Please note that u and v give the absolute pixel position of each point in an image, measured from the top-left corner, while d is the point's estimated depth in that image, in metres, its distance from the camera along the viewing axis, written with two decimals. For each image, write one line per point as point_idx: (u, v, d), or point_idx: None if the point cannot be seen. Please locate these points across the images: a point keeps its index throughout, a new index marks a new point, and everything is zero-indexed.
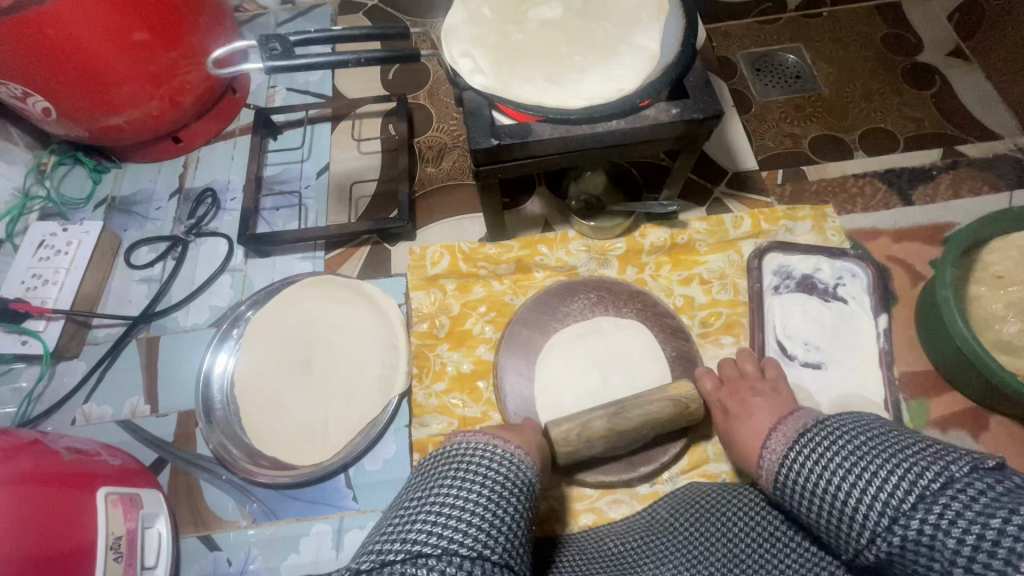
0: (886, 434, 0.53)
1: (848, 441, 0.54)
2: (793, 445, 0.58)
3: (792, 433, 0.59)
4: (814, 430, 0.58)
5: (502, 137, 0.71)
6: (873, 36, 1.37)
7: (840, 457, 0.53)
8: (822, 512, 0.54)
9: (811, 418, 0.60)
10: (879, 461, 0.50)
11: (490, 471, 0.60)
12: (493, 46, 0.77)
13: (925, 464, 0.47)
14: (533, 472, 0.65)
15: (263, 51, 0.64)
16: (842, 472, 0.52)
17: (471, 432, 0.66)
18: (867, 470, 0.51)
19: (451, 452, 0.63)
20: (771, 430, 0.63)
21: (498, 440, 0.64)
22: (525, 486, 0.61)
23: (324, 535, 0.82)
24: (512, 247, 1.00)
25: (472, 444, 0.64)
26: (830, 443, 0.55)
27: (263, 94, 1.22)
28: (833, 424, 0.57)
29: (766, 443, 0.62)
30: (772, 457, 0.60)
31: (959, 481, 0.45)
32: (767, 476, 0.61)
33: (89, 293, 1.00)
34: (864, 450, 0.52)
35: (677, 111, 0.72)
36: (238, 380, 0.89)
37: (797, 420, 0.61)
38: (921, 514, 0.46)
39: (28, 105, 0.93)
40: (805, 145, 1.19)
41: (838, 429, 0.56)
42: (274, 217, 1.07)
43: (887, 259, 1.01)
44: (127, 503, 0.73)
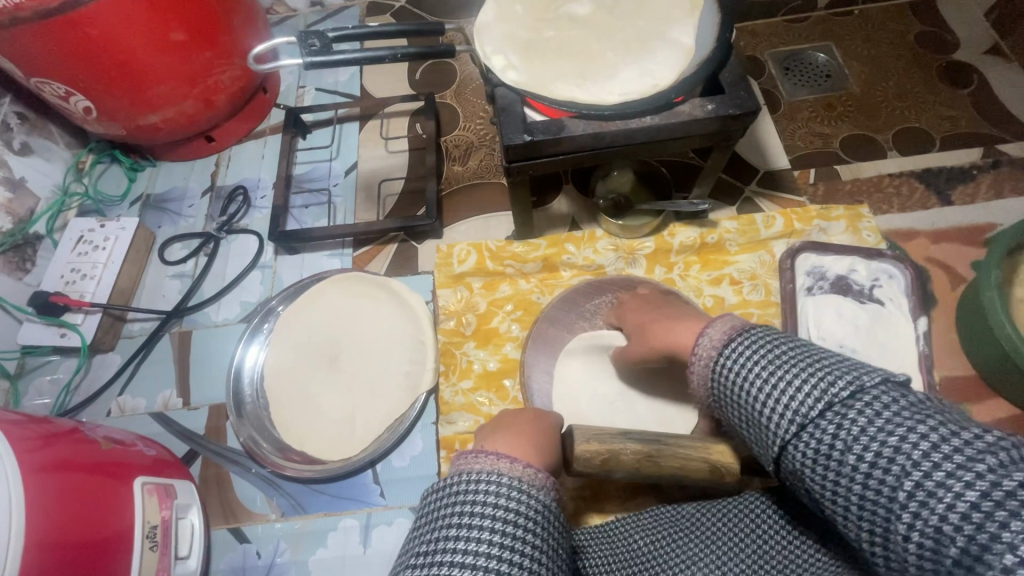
0: (812, 347, 0.50)
1: (766, 348, 0.51)
2: (718, 351, 0.55)
3: (717, 336, 0.56)
4: (739, 338, 0.54)
5: (535, 132, 0.70)
6: (907, 34, 1.34)
7: (761, 368, 0.50)
8: (741, 414, 0.52)
9: (736, 322, 0.56)
10: (793, 371, 0.48)
11: (524, 496, 0.50)
12: (525, 43, 0.77)
13: (839, 373, 0.46)
14: (548, 484, 0.53)
15: (302, 46, 0.64)
16: (760, 380, 0.50)
17: (477, 452, 0.54)
18: (786, 379, 0.48)
19: (453, 491, 0.51)
20: (701, 329, 0.59)
21: (509, 467, 0.52)
22: (543, 515, 0.51)
23: (352, 530, 0.82)
24: (540, 246, 1.00)
25: (477, 476, 0.51)
26: (753, 351, 0.52)
27: (292, 94, 1.24)
28: (757, 330, 0.54)
29: (699, 338, 0.58)
30: (698, 357, 0.57)
31: (867, 392, 0.44)
32: (698, 380, 0.57)
33: (125, 287, 1.02)
34: (783, 356, 0.50)
35: (712, 106, 0.71)
36: (269, 373, 0.90)
37: (728, 322, 0.57)
38: (827, 423, 0.44)
39: (70, 105, 0.95)
40: (837, 145, 1.16)
41: (764, 337, 0.53)
42: (303, 215, 1.08)
43: (925, 261, 0.98)
44: (162, 492, 0.75)
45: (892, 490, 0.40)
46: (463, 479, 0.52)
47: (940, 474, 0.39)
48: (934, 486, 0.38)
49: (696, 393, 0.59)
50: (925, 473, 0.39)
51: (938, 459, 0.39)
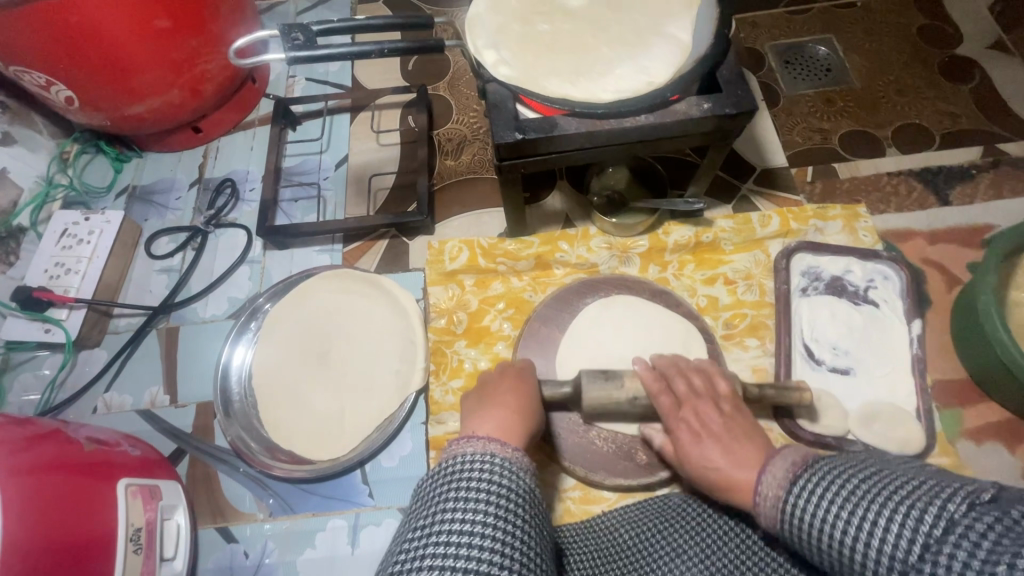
0: (882, 476, 0.50)
1: (840, 483, 0.51)
2: (790, 491, 0.54)
3: (783, 477, 0.55)
4: (806, 474, 0.53)
5: (527, 131, 0.69)
6: (909, 28, 1.32)
7: (840, 508, 0.49)
8: (832, 563, 0.50)
9: (799, 459, 0.56)
10: (875, 508, 0.47)
11: (507, 474, 0.59)
12: (517, 37, 0.75)
13: (923, 508, 0.44)
14: (522, 457, 0.62)
15: (285, 40, 0.62)
16: (844, 524, 0.48)
17: (468, 437, 0.63)
18: (870, 520, 0.47)
19: (447, 471, 0.60)
20: (761, 471, 0.58)
21: (491, 449, 0.61)
22: (522, 488, 0.59)
23: (340, 531, 0.82)
24: (532, 243, 0.98)
25: (468, 457, 0.60)
26: (826, 489, 0.51)
27: (282, 84, 1.21)
28: (822, 466, 0.53)
29: (759, 490, 0.57)
30: (768, 499, 0.56)
31: (958, 523, 0.42)
32: (770, 522, 0.56)
33: (110, 282, 1.00)
34: (857, 495, 0.49)
35: (709, 105, 0.69)
36: (256, 373, 0.89)
37: (787, 459, 0.57)
38: (928, 565, 0.42)
39: (51, 94, 0.92)
40: (835, 141, 1.14)
41: (829, 472, 0.52)
42: (292, 209, 1.06)
43: (922, 262, 0.97)
44: (147, 494, 0.74)
45: None
46: (457, 462, 0.60)
47: None
48: None
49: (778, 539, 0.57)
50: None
51: None
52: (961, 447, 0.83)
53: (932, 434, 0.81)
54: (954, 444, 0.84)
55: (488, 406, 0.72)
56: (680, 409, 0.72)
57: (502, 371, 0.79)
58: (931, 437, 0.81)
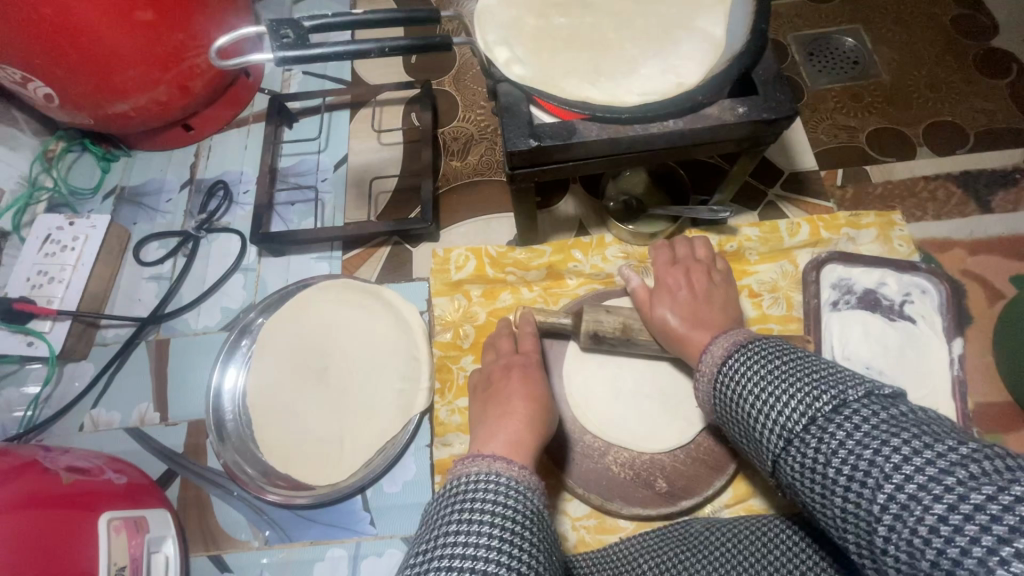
0: (808, 359, 0.51)
1: (766, 359, 0.52)
2: (718, 368, 0.56)
3: (722, 352, 0.57)
4: (738, 352, 0.55)
5: (543, 137, 0.62)
6: (943, 18, 1.23)
7: (755, 379, 0.52)
8: (738, 426, 0.54)
9: (744, 336, 0.57)
10: (788, 383, 0.49)
11: (521, 500, 0.53)
12: (532, 32, 0.68)
13: (824, 387, 0.47)
14: (537, 487, 0.56)
15: (272, 38, 0.55)
16: (755, 394, 0.51)
17: (475, 457, 0.57)
18: (773, 393, 0.50)
19: (452, 493, 0.54)
20: (708, 344, 0.60)
21: (502, 471, 0.55)
22: (536, 517, 0.53)
23: (340, 561, 0.77)
24: (544, 252, 0.92)
25: (476, 476, 0.54)
26: (750, 363, 0.53)
27: (277, 79, 1.15)
28: (756, 345, 0.55)
29: (703, 352, 0.60)
30: (703, 370, 0.59)
31: (850, 406, 0.45)
32: (702, 394, 0.59)
33: (97, 291, 0.94)
34: (777, 372, 0.51)
35: (744, 110, 0.62)
36: (251, 392, 0.84)
37: (730, 337, 0.58)
38: (811, 437, 0.46)
39: (29, 90, 0.86)
40: (863, 139, 1.07)
41: (761, 350, 0.54)
42: (289, 213, 1.00)
43: (961, 274, 0.91)
44: (132, 527, 0.69)
45: (867, 500, 0.41)
46: (464, 482, 0.54)
47: (912, 486, 0.39)
48: (906, 496, 0.39)
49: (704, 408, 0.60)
50: (900, 479, 0.40)
51: (912, 469, 0.40)
52: None
53: None
54: None
55: (496, 415, 0.67)
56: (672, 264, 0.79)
57: (507, 368, 0.75)
58: None
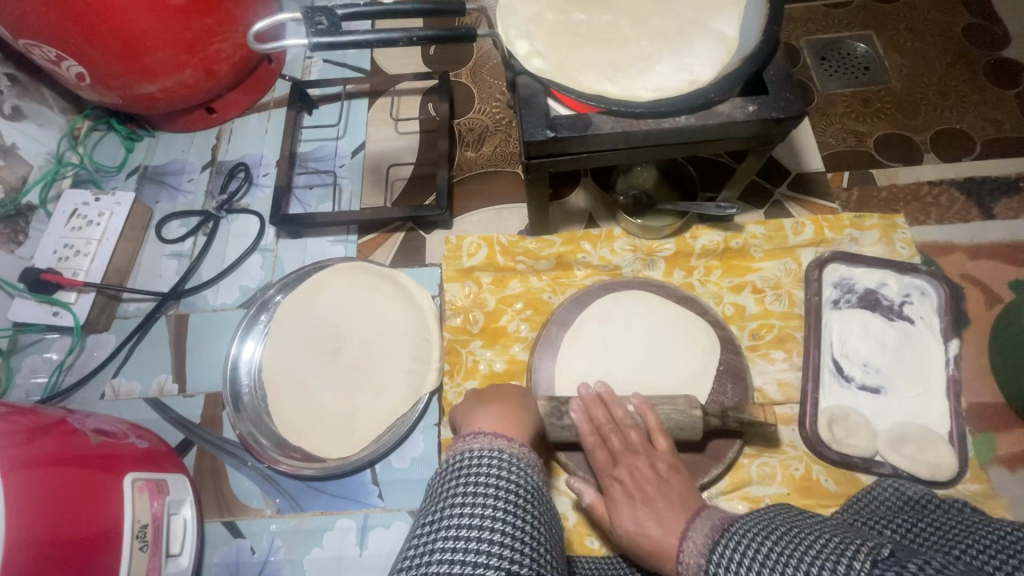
0: (800, 537, 0.50)
1: (756, 547, 0.51)
2: (706, 558, 0.54)
3: (702, 542, 0.56)
4: (722, 539, 0.54)
5: (559, 128, 0.64)
6: (954, 26, 1.25)
7: (752, 568, 0.50)
8: None
9: (716, 522, 0.57)
10: (788, 566, 0.47)
11: (522, 475, 0.56)
12: (552, 27, 0.71)
13: (820, 557, 0.46)
14: (535, 463, 0.60)
15: (308, 25, 0.58)
16: None
17: (476, 434, 0.61)
18: (779, 567, 0.48)
19: (454, 465, 0.58)
20: (683, 532, 0.59)
21: (501, 446, 0.58)
22: (534, 491, 0.57)
23: (348, 531, 0.80)
24: (554, 243, 0.95)
25: (478, 451, 0.58)
26: (740, 550, 0.52)
27: (299, 66, 1.18)
28: (735, 529, 0.54)
29: (682, 545, 0.58)
30: (687, 564, 0.56)
31: (855, 575, 0.43)
32: None
33: (120, 265, 0.98)
34: (771, 552, 0.50)
35: (754, 108, 0.65)
36: (267, 367, 0.87)
37: (708, 522, 0.58)
38: None
39: (62, 70, 0.89)
40: (870, 145, 1.09)
41: (742, 533, 0.53)
42: (307, 197, 1.03)
43: (961, 278, 0.94)
44: (154, 488, 0.72)
45: None
46: (467, 457, 0.57)
47: None
48: None
49: None
50: None
51: None
52: (994, 473, 0.80)
53: (965, 458, 0.78)
54: (987, 470, 0.80)
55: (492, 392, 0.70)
56: (615, 465, 0.68)
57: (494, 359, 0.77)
58: (964, 462, 0.78)
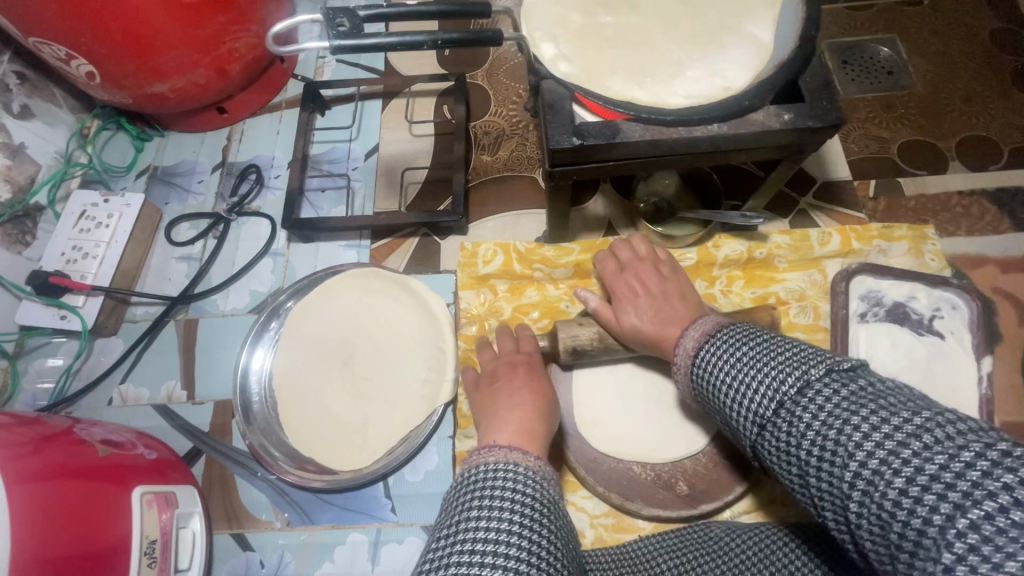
0: (780, 341, 0.52)
1: (737, 348, 0.54)
2: (691, 355, 0.58)
3: (693, 342, 0.58)
4: (710, 340, 0.57)
5: (586, 136, 0.62)
6: (981, 31, 1.21)
7: (729, 364, 0.53)
8: (715, 411, 0.56)
9: (716, 323, 0.59)
10: (757, 365, 0.51)
11: (536, 487, 0.54)
12: (579, 31, 0.68)
13: (794, 369, 0.48)
14: (545, 470, 0.56)
15: (328, 27, 0.55)
16: (729, 377, 0.53)
17: (489, 447, 0.58)
18: (752, 373, 0.51)
19: (469, 479, 0.55)
20: (683, 330, 0.61)
21: (515, 459, 0.56)
22: (551, 502, 0.53)
23: (360, 546, 0.78)
24: (572, 251, 0.92)
25: (491, 465, 0.55)
26: (724, 349, 0.55)
27: (311, 66, 1.15)
28: (727, 330, 0.57)
29: (680, 341, 0.61)
30: (680, 365, 0.60)
31: (813, 386, 0.46)
32: (678, 378, 0.61)
33: (128, 268, 0.96)
34: (746, 355, 0.53)
35: (789, 117, 0.62)
36: (277, 375, 0.85)
37: (702, 326, 0.59)
38: (781, 422, 0.47)
39: (72, 68, 0.87)
40: (895, 151, 1.06)
41: (734, 335, 0.55)
42: (318, 200, 1.01)
43: (993, 292, 0.91)
44: (163, 501, 0.70)
45: (835, 476, 0.43)
46: (480, 471, 0.55)
47: (877, 457, 0.41)
48: (874, 467, 0.40)
49: (683, 394, 0.61)
50: (863, 457, 0.41)
51: (876, 442, 0.41)
52: None
53: None
54: None
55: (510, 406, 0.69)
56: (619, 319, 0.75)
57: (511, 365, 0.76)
58: None
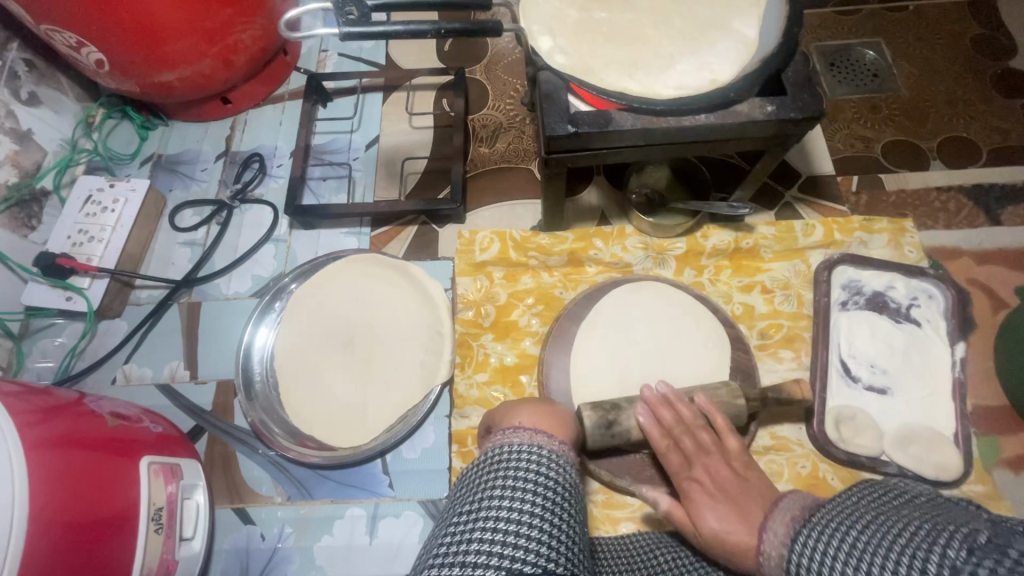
0: (893, 525, 0.45)
1: (843, 535, 0.46)
2: (789, 547, 0.50)
3: (784, 534, 0.52)
4: (805, 530, 0.50)
5: (580, 123, 0.65)
6: (962, 36, 1.26)
7: (839, 551, 0.46)
8: None
9: (801, 509, 0.53)
10: (878, 552, 0.43)
11: (560, 473, 0.56)
12: (574, 25, 0.71)
13: (920, 555, 0.41)
14: (572, 462, 0.60)
15: (337, 15, 0.58)
16: (847, 568, 0.44)
17: (516, 428, 0.61)
18: (869, 564, 0.43)
19: (494, 460, 0.57)
20: (762, 521, 0.56)
21: (539, 445, 0.58)
22: (570, 488, 0.56)
23: (358, 519, 0.81)
24: (566, 239, 0.96)
25: (517, 449, 0.58)
26: (826, 536, 0.48)
27: (314, 59, 1.18)
28: (819, 517, 0.50)
29: (762, 539, 0.54)
30: (771, 557, 0.52)
31: (957, 565, 0.38)
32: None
33: (133, 252, 0.98)
34: (858, 542, 0.45)
35: (772, 108, 0.65)
36: (279, 354, 0.87)
37: (787, 512, 0.54)
38: None
39: (82, 56, 0.89)
40: (878, 150, 1.10)
41: (827, 522, 0.49)
42: (320, 188, 1.04)
43: (968, 283, 0.95)
44: (168, 473, 0.73)
45: None
46: (507, 454, 0.57)
47: None
48: None
49: None
50: None
51: None
52: (998, 476, 0.81)
53: (970, 460, 0.79)
54: (991, 472, 0.82)
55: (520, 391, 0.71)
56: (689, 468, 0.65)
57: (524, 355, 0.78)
58: (970, 463, 0.79)
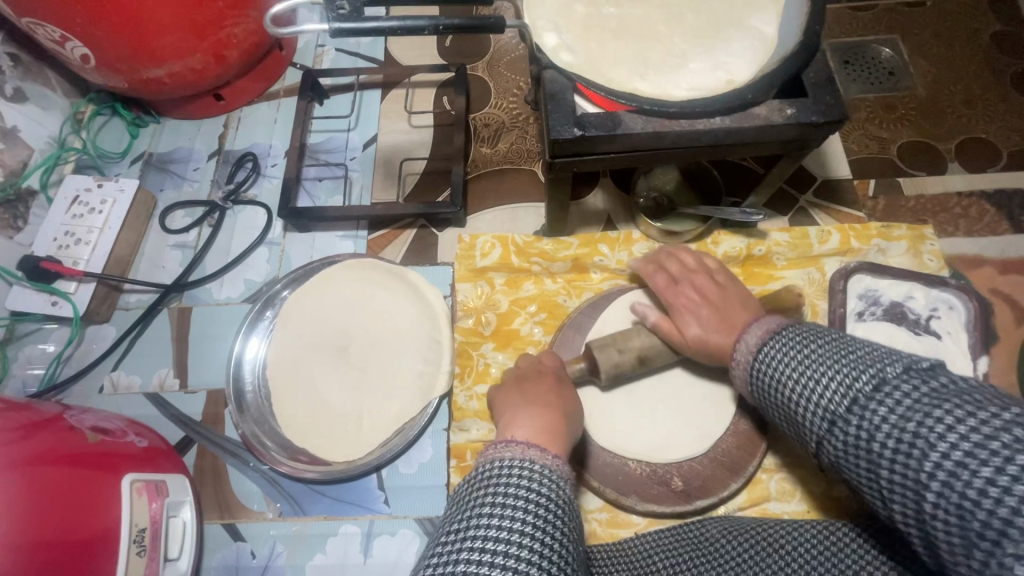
0: (851, 342, 0.52)
1: (808, 347, 0.53)
2: (759, 350, 0.58)
3: (756, 341, 0.58)
4: (774, 340, 0.57)
5: (587, 126, 0.61)
6: (982, 33, 1.21)
7: (798, 363, 0.53)
8: (780, 412, 0.55)
9: (777, 322, 0.59)
10: (829, 365, 0.50)
11: (554, 488, 0.52)
12: (581, 22, 0.67)
13: (863, 368, 0.47)
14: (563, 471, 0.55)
15: (328, 10, 0.55)
16: (801, 376, 0.52)
17: (506, 441, 0.57)
18: (818, 374, 0.50)
19: (483, 475, 0.54)
20: (743, 330, 0.61)
21: (530, 458, 0.54)
22: (567, 504, 0.52)
23: (353, 537, 0.78)
24: (571, 245, 0.92)
25: (506, 461, 0.54)
26: (794, 347, 0.55)
27: (310, 55, 1.14)
28: (795, 330, 0.56)
29: (738, 346, 0.61)
30: (741, 362, 0.60)
31: (889, 382, 0.45)
32: (740, 373, 0.60)
33: (121, 254, 0.94)
34: (816, 355, 0.52)
35: (792, 111, 0.61)
36: (271, 363, 0.84)
37: (764, 325, 0.60)
38: (854, 418, 0.46)
39: (66, 51, 0.86)
40: (894, 152, 1.06)
41: (803, 334, 0.55)
42: (315, 189, 1.00)
43: (990, 293, 0.91)
44: (152, 490, 0.70)
45: (914, 470, 0.42)
46: (495, 468, 0.54)
47: (958, 452, 0.40)
48: (955, 462, 0.40)
49: (744, 392, 0.61)
50: (943, 452, 0.41)
51: (955, 438, 0.41)
52: None
53: None
54: None
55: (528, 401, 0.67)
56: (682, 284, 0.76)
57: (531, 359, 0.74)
58: None
